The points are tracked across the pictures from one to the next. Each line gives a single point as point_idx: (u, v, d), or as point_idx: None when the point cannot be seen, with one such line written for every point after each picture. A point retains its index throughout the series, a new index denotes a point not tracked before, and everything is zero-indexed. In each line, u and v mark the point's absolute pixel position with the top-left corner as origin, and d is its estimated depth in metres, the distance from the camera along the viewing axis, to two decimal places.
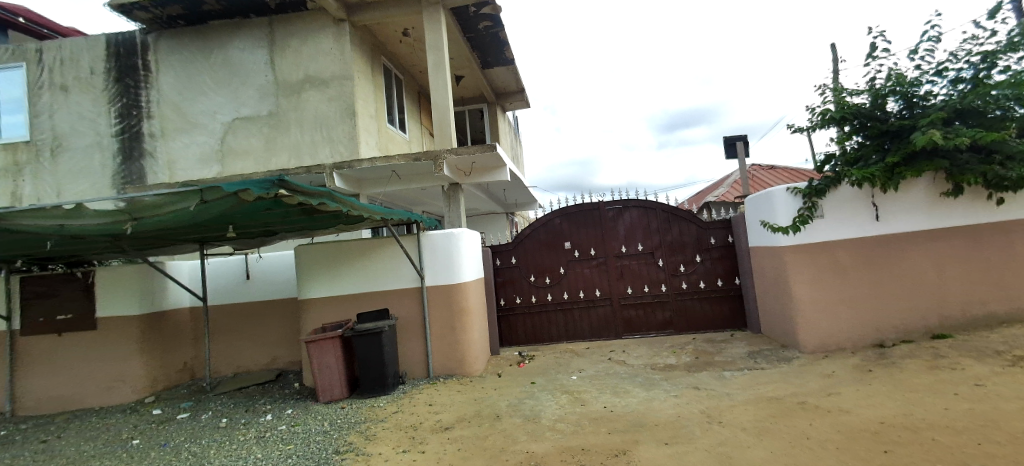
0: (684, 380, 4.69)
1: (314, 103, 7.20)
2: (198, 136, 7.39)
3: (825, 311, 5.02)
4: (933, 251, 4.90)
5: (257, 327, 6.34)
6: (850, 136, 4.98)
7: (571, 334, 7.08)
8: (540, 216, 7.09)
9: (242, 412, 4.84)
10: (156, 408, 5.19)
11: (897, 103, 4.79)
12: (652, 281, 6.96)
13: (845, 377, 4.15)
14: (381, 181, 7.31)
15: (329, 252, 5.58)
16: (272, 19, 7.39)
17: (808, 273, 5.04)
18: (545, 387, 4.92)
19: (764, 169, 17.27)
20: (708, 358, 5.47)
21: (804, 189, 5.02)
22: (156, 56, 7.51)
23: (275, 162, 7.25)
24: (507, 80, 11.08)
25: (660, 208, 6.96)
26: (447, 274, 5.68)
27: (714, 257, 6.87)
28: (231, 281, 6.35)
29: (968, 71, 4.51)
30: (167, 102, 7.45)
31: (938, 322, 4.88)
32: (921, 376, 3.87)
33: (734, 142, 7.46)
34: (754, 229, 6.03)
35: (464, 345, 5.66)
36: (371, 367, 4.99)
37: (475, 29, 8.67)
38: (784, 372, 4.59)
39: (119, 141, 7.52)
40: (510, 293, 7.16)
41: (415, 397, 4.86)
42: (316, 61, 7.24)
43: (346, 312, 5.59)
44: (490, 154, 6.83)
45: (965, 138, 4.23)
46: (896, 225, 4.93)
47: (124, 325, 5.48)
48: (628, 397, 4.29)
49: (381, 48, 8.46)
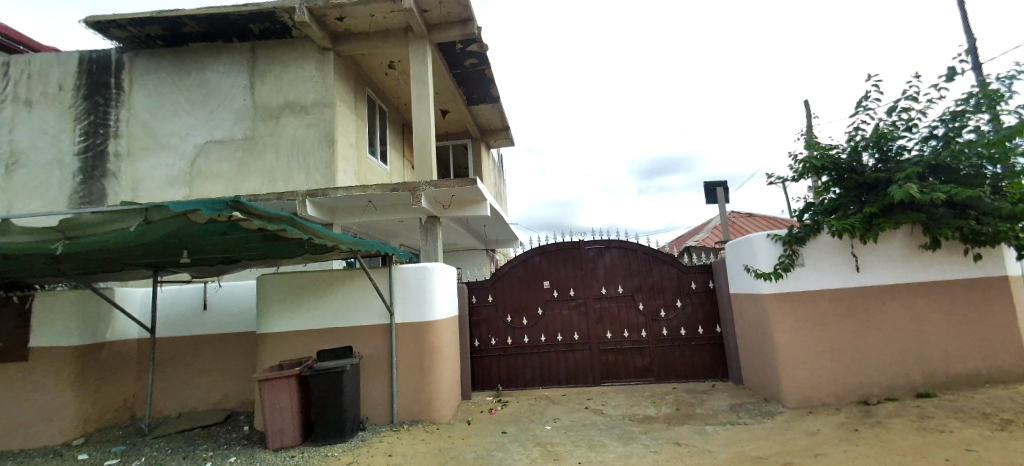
0: (663, 434, 4.42)
1: (292, 129, 7.05)
2: (166, 157, 7.12)
3: (807, 364, 4.86)
4: (912, 305, 4.85)
5: (210, 363, 5.86)
6: (828, 187, 5.04)
7: (547, 379, 6.76)
8: (520, 253, 6.93)
9: (178, 460, 4.36)
10: (81, 453, 4.64)
11: (873, 156, 4.87)
12: (632, 326, 6.75)
13: (831, 436, 3.95)
14: (356, 210, 7.08)
15: (293, 283, 5.28)
16: (255, 44, 7.32)
17: (789, 324, 4.91)
18: (517, 437, 4.57)
19: (742, 216, 17.56)
20: (688, 409, 5.22)
21: (784, 237, 4.97)
22: (130, 75, 7.33)
23: (247, 187, 6.99)
24: (493, 117, 11.18)
25: (641, 249, 6.86)
26: (417, 310, 5.37)
27: (695, 303, 6.72)
28: (186, 311, 5.92)
29: (939, 128, 4.63)
30: (138, 121, 7.20)
31: (921, 379, 4.76)
32: (908, 437, 3.69)
33: (714, 187, 7.49)
34: (734, 274, 5.94)
35: (432, 389, 5.29)
36: (327, 410, 4.58)
37: (461, 65, 8.78)
38: (767, 428, 4.38)
39: (82, 159, 7.17)
40: (485, 334, 6.86)
41: (375, 446, 4.46)
42: (298, 88, 7.14)
43: (306, 349, 5.22)
44: (470, 188, 6.69)
45: (941, 192, 4.24)
46: (876, 277, 4.89)
47: (59, 357, 4.99)
48: (604, 452, 3.99)
49: (366, 78, 8.44)
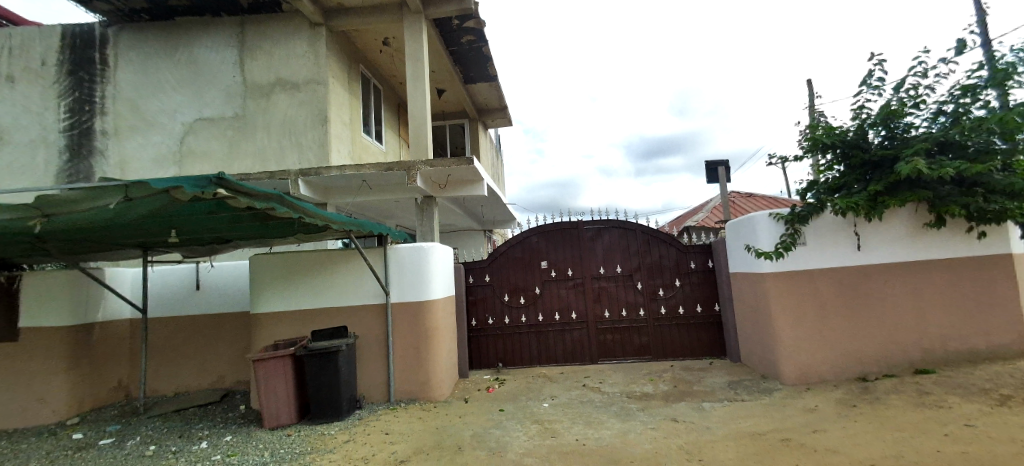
0: (661, 411, 4.41)
1: (284, 107, 6.86)
2: (154, 135, 6.95)
3: (805, 341, 4.85)
4: (913, 283, 4.80)
5: (205, 343, 5.81)
6: (832, 166, 4.94)
7: (545, 358, 6.76)
8: (517, 234, 6.84)
9: (174, 438, 4.33)
10: (76, 432, 4.62)
11: (879, 133, 4.76)
12: (630, 305, 6.71)
13: (828, 412, 3.94)
14: (350, 191, 6.96)
15: (287, 263, 5.19)
16: (244, 19, 7.09)
17: (788, 301, 4.87)
18: (514, 415, 4.56)
19: (743, 196, 17.45)
20: (686, 387, 5.21)
21: (786, 215, 4.89)
22: (115, 50, 7.10)
23: (238, 167, 6.85)
24: (490, 96, 10.96)
25: (640, 229, 6.79)
26: (413, 291, 5.30)
27: (694, 282, 6.68)
28: (179, 292, 5.85)
29: (948, 104, 4.51)
30: (124, 98, 7.00)
31: (920, 356, 4.75)
32: (906, 413, 3.68)
33: (715, 166, 7.38)
34: (735, 254, 5.87)
35: (429, 368, 5.26)
36: (322, 389, 4.55)
37: (457, 42, 8.55)
38: (765, 404, 4.36)
39: (67, 137, 6.99)
40: (483, 314, 6.83)
41: (372, 425, 4.44)
42: (288, 64, 6.94)
43: (301, 329, 5.17)
44: (467, 168, 6.55)
45: (949, 168, 4.15)
46: (878, 255, 4.84)
47: (49, 338, 4.92)
48: (602, 429, 3.98)
49: (359, 55, 8.21)
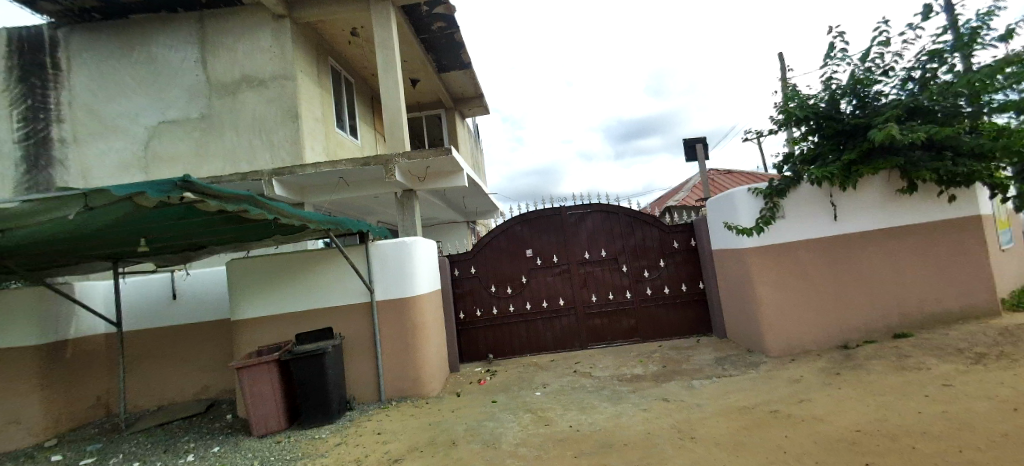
0: (651, 391, 4.46)
1: (251, 104, 6.63)
2: (117, 141, 6.65)
3: (788, 314, 4.94)
4: (889, 250, 4.92)
5: (185, 354, 5.65)
6: (806, 137, 4.99)
7: (535, 346, 6.77)
8: (500, 223, 6.79)
9: (159, 453, 4.21)
10: (55, 454, 4.46)
11: (851, 103, 4.81)
12: (617, 288, 6.75)
13: (813, 382, 4.03)
14: (327, 188, 6.79)
15: (265, 266, 5.05)
16: (203, 14, 6.79)
17: (770, 275, 4.94)
18: (507, 405, 4.55)
19: (722, 173, 17.65)
20: (675, 366, 5.27)
21: (765, 190, 4.93)
22: (67, 52, 6.74)
23: (208, 169, 6.62)
24: (465, 84, 10.79)
25: (622, 212, 6.79)
26: (397, 286, 5.22)
27: (678, 261, 6.74)
28: (154, 303, 5.66)
29: (916, 70, 4.57)
30: (81, 104, 6.67)
31: (897, 320, 4.89)
32: (888, 378, 3.78)
33: (693, 144, 7.41)
34: (716, 230, 5.92)
35: (418, 363, 5.21)
36: (310, 393, 4.47)
37: (428, 30, 8.36)
38: (753, 378, 4.44)
39: (22, 147, 6.64)
40: (470, 305, 6.79)
41: (363, 425, 4.38)
42: (253, 60, 6.69)
43: (285, 333, 5.06)
44: (445, 159, 6.45)
45: (920, 134, 4.22)
46: (855, 224, 4.93)
47: (18, 358, 4.70)
48: (595, 413, 4.00)
49: (327, 48, 7.96)
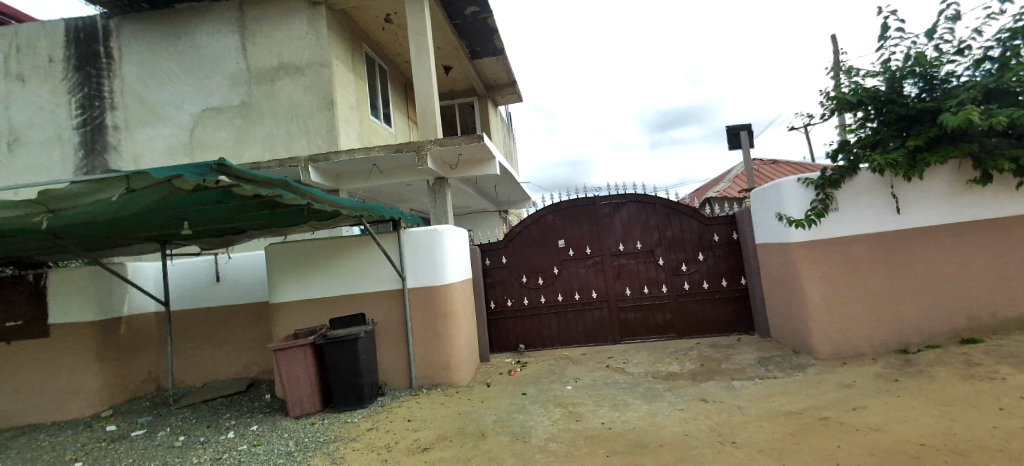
0: (689, 390, 4.27)
1: (289, 92, 6.73)
2: (165, 127, 6.91)
3: (840, 314, 4.61)
4: (957, 249, 4.50)
5: (227, 334, 5.85)
6: (864, 123, 4.60)
7: (566, 338, 6.66)
8: (532, 212, 6.67)
9: (202, 429, 4.37)
10: (110, 424, 4.71)
11: (916, 85, 4.39)
12: (652, 281, 6.53)
13: (868, 388, 3.74)
14: (360, 175, 6.85)
15: (301, 251, 5.14)
16: (242, 3, 6.91)
17: (821, 272, 4.63)
18: (538, 398, 4.47)
19: (766, 162, 16.81)
20: (713, 365, 5.04)
21: (817, 180, 4.60)
22: (118, 42, 7.02)
23: (249, 155, 6.79)
24: (498, 71, 10.64)
25: (659, 202, 6.54)
26: (428, 273, 5.21)
27: (718, 255, 6.44)
28: (199, 284, 5.88)
29: (994, 49, 4.11)
30: (132, 92, 6.96)
31: (966, 325, 4.48)
32: (955, 387, 3.45)
33: (737, 131, 7.02)
34: (761, 223, 5.60)
35: (449, 351, 5.20)
36: (344, 377, 4.52)
37: (461, 15, 8.25)
38: (800, 381, 4.17)
39: (81, 133, 7.01)
40: (501, 295, 6.73)
41: (394, 411, 4.41)
42: (290, 47, 6.77)
43: (320, 318, 5.14)
44: (477, 146, 6.36)
45: (1000, 118, 3.81)
46: (918, 218, 4.53)
47: (77, 333, 4.99)
48: (628, 411, 3.86)
49: (362, 35, 7.98)
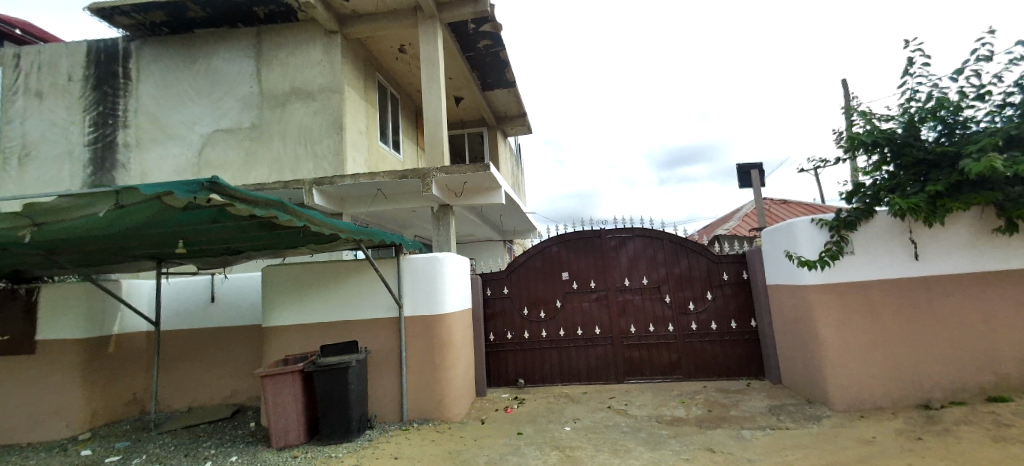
0: (695, 438, 4.01)
1: (300, 116, 6.80)
2: (175, 147, 6.98)
3: (855, 362, 4.37)
4: (981, 298, 4.29)
5: (218, 357, 5.69)
6: (880, 166, 4.48)
7: (567, 375, 6.40)
8: (537, 243, 6.56)
9: (179, 458, 4.17)
10: (85, 448, 4.51)
11: (934, 129, 4.30)
12: (658, 319, 6.31)
13: (888, 445, 3.47)
14: (365, 200, 6.83)
15: (298, 275, 5.03)
16: (260, 29, 7.09)
17: (835, 317, 4.42)
18: (533, 439, 4.22)
19: (776, 202, 16.68)
20: (721, 411, 4.78)
21: (831, 221, 4.45)
22: (137, 64, 7.20)
23: (255, 176, 6.81)
24: (508, 103, 10.77)
25: (666, 237, 6.41)
26: (427, 302, 5.05)
27: (727, 294, 6.24)
28: (194, 304, 5.77)
29: (1016, 95, 4.03)
30: (146, 111, 7.08)
31: (993, 380, 4.21)
32: (983, 449, 3.19)
33: (748, 170, 6.95)
34: (773, 263, 5.41)
35: (444, 385, 4.99)
36: (331, 407, 4.32)
37: (474, 48, 8.40)
38: (813, 433, 3.91)
39: (91, 150, 7.09)
40: (501, 328, 6.54)
41: (381, 447, 4.18)
42: (305, 73, 6.89)
43: (312, 344, 4.98)
44: (483, 175, 6.33)
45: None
46: (939, 265, 4.34)
47: (63, 351, 4.85)
48: (629, 458, 3.61)
49: (376, 63, 8.14)
